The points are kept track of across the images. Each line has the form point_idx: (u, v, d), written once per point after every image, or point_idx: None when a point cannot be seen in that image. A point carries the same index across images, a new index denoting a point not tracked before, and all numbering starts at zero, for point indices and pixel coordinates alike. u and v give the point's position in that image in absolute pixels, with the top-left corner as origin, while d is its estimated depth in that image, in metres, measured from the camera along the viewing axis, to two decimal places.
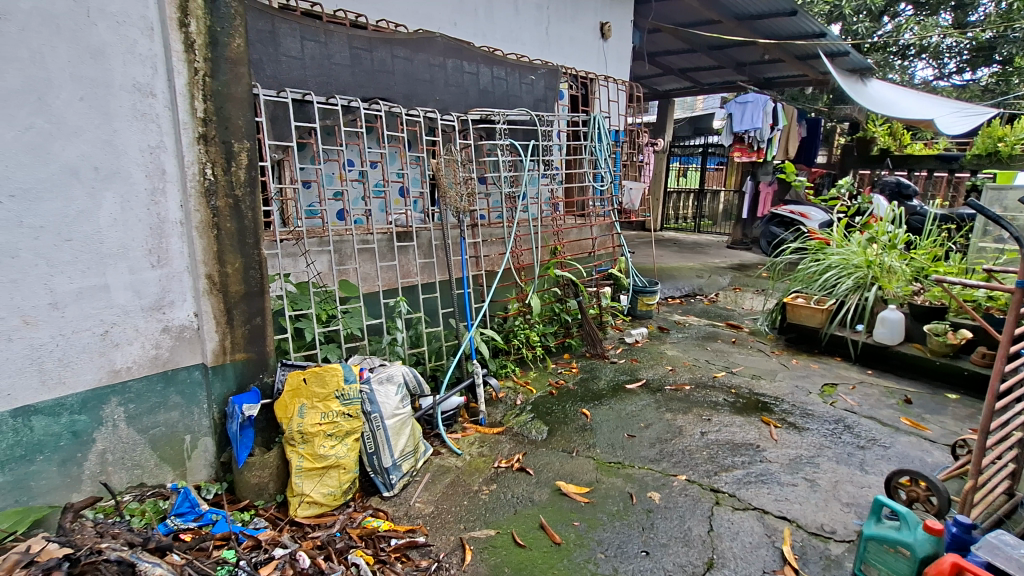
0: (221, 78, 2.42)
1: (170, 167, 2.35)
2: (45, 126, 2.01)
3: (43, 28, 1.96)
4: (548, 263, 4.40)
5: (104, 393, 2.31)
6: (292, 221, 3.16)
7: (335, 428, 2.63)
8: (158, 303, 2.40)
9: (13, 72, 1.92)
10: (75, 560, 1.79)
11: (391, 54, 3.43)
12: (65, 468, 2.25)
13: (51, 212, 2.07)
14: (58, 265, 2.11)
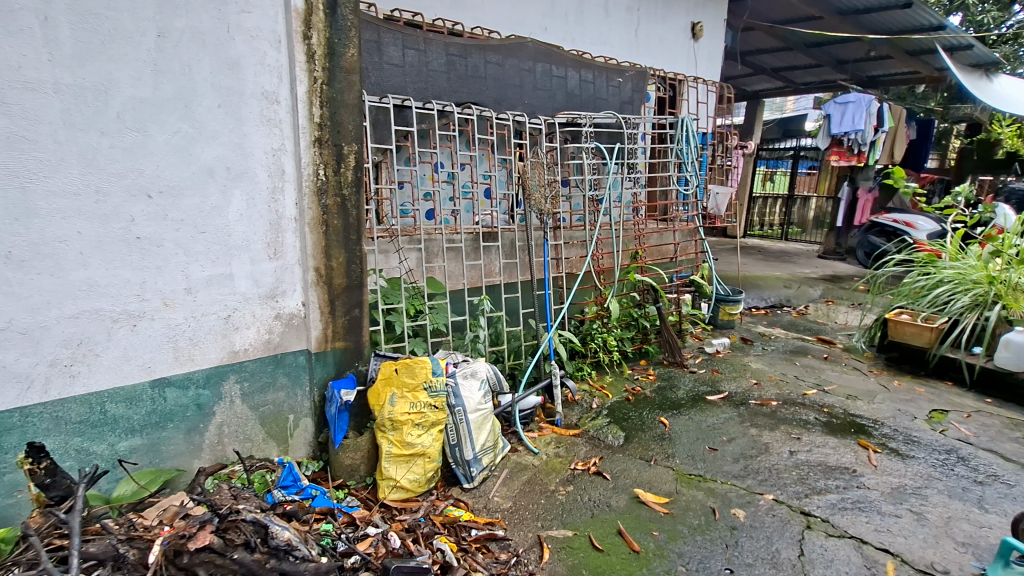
0: (336, 86, 2.60)
1: (289, 168, 2.56)
2: (189, 130, 2.27)
3: (192, 45, 2.22)
4: (629, 268, 4.35)
5: (224, 370, 2.56)
6: (388, 220, 3.35)
7: (422, 418, 2.75)
8: (272, 292, 2.63)
9: (167, 83, 2.19)
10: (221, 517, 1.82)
11: (484, 60, 3.55)
12: (190, 436, 2.51)
13: (190, 208, 2.33)
14: (194, 254, 2.37)
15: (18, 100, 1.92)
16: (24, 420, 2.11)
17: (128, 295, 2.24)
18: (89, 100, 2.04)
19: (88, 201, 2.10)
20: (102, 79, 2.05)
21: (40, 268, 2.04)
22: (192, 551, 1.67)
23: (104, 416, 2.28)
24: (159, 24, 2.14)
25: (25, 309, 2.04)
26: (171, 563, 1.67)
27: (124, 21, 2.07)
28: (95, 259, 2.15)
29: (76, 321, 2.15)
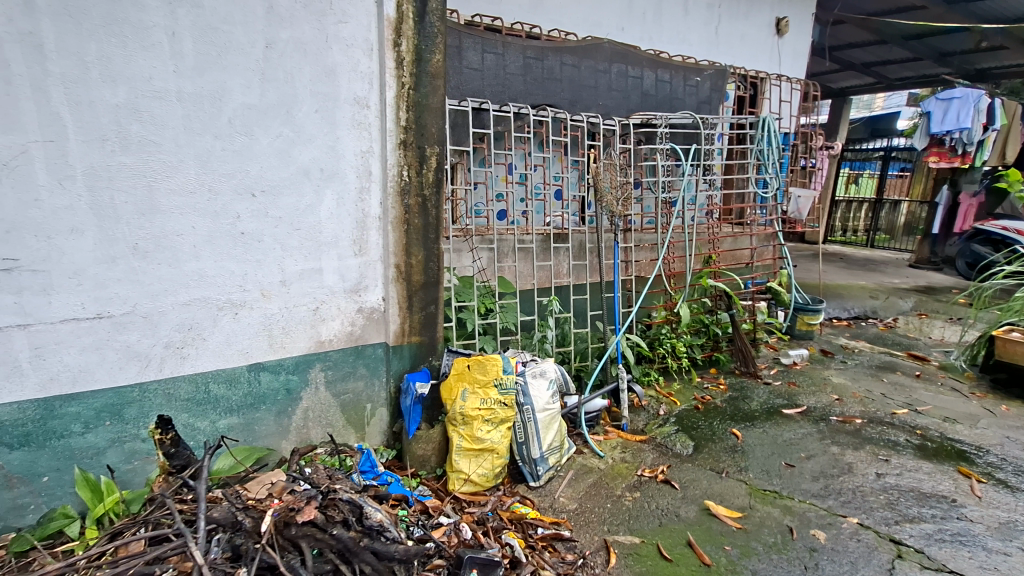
0: (422, 91, 2.71)
1: (375, 169, 2.69)
2: (290, 134, 2.44)
3: (294, 54, 2.38)
4: (702, 273, 4.22)
5: (311, 359, 2.73)
6: (462, 220, 3.44)
7: (492, 414, 2.80)
8: (356, 287, 2.77)
9: (272, 90, 2.37)
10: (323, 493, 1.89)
11: (560, 62, 3.57)
12: (279, 418, 2.70)
13: (288, 206, 2.50)
14: (289, 249, 2.55)
15: (149, 108, 2.14)
16: (142, 394, 2.35)
17: (232, 286, 2.45)
18: (206, 106, 2.24)
19: (201, 199, 2.30)
20: (217, 87, 2.25)
21: (160, 259, 2.27)
22: (299, 524, 1.68)
23: (207, 395, 2.50)
24: (267, 36, 2.31)
25: (146, 295, 2.27)
26: (279, 533, 1.68)
27: (238, 34, 2.25)
28: (205, 252, 2.36)
29: (188, 308, 2.37)
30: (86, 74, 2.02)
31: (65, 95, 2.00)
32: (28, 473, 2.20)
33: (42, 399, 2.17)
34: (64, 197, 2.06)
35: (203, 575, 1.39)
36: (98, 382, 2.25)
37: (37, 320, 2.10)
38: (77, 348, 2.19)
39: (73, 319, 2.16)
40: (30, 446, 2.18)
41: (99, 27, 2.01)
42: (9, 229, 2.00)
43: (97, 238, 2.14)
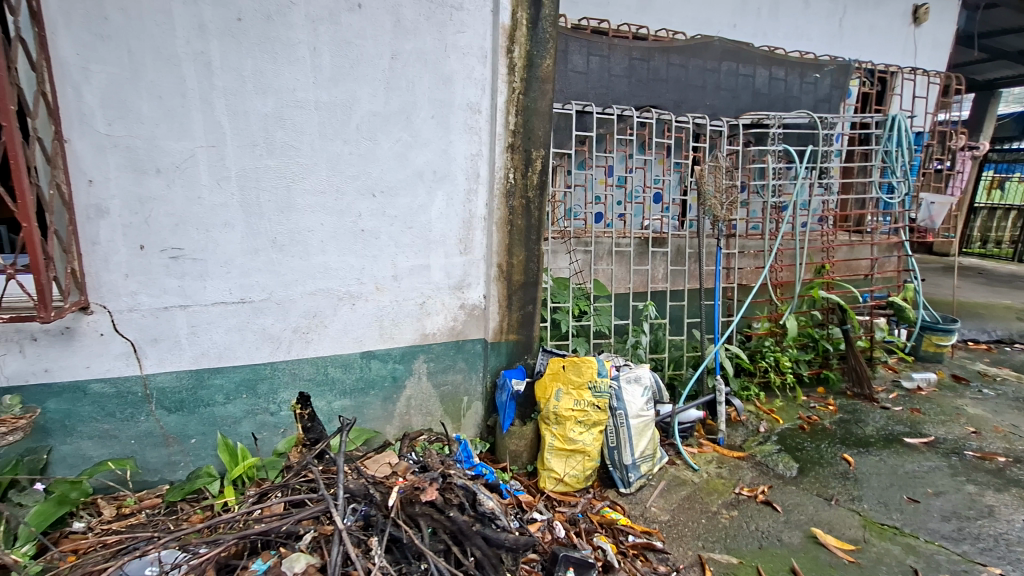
0: (531, 95, 2.76)
1: (483, 172, 2.80)
2: (408, 139, 2.61)
3: (416, 64, 2.54)
4: (813, 283, 3.94)
5: (417, 350, 2.89)
6: (561, 222, 3.48)
7: (585, 416, 2.80)
8: (460, 285, 2.90)
9: (396, 98, 2.54)
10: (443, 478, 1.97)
11: (667, 62, 3.49)
12: (385, 404, 2.89)
13: (403, 206, 2.68)
14: (402, 246, 2.73)
15: (291, 117, 2.39)
16: (273, 372, 2.63)
17: (351, 279, 2.66)
18: (338, 114, 2.46)
19: (330, 199, 2.53)
20: (348, 97, 2.46)
21: (293, 252, 2.52)
22: (422, 503, 1.76)
23: (326, 377, 2.73)
24: (393, 48, 2.49)
25: (281, 284, 2.54)
26: (404, 509, 1.75)
27: (368, 47, 2.45)
28: (331, 247, 2.58)
29: (314, 297, 2.61)
30: (243, 88, 2.30)
31: (226, 106, 2.29)
32: (181, 434, 2.53)
33: (194, 370, 2.49)
34: (220, 196, 2.36)
35: (341, 536, 1.51)
36: (238, 359, 2.55)
37: (195, 302, 2.42)
38: (224, 328, 2.50)
39: (222, 303, 2.46)
40: (183, 410, 2.52)
41: (255, 46, 2.28)
42: (177, 223, 2.32)
43: (244, 232, 2.42)
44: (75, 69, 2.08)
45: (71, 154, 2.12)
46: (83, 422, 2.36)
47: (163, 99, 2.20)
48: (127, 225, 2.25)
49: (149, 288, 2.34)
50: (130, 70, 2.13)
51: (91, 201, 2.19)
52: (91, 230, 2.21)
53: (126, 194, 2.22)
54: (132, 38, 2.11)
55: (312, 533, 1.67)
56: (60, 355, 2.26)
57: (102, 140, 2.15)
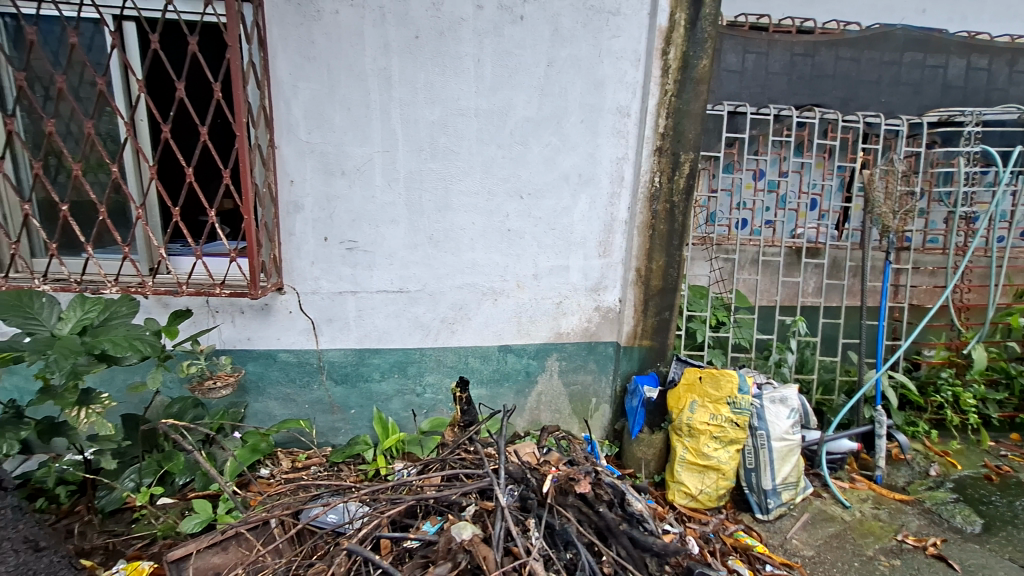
0: (685, 97, 2.69)
1: (629, 175, 2.79)
2: (557, 143, 2.69)
3: (570, 70, 2.62)
4: (1011, 309, 3.33)
5: (550, 348, 2.98)
6: (703, 228, 3.33)
7: (722, 432, 2.66)
8: (597, 287, 2.93)
9: (549, 103, 2.64)
10: (597, 474, 1.99)
11: (835, 57, 3.19)
12: (517, 396, 3.01)
13: (548, 207, 2.77)
14: (543, 247, 2.83)
15: (454, 123, 2.60)
16: (421, 356, 2.88)
17: (495, 275, 2.82)
18: (494, 120, 2.62)
19: (482, 200, 2.71)
20: (505, 104, 2.61)
21: (446, 248, 2.75)
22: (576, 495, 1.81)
23: (466, 366, 2.93)
24: (550, 56, 2.59)
25: (433, 277, 2.77)
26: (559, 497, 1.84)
27: (527, 56, 2.57)
28: (479, 244, 2.77)
29: (461, 291, 2.81)
30: (415, 98, 2.55)
31: (400, 115, 2.56)
32: (344, 404, 2.88)
33: (358, 349, 2.82)
34: (390, 195, 2.64)
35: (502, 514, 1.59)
36: (394, 343, 2.84)
37: (363, 289, 2.74)
38: (384, 313, 2.79)
39: (384, 291, 2.76)
40: (347, 383, 2.86)
41: (428, 60, 2.52)
42: (355, 219, 2.64)
43: (406, 228, 2.69)
44: (287, 87, 2.46)
45: (279, 158, 2.52)
46: (272, 384, 2.79)
47: (351, 110, 2.52)
48: (317, 220, 2.62)
49: (329, 274, 2.70)
50: (327, 86, 2.48)
51: (291, 199, 2.58)
52: (289, 223, 2.61)
53: (317, 193, 2.59)
54: (332, 58, 2.45)
55: (475, 506, 1.70)
56: (260, 327, 2.70)
57: (302, 146, 2.53)
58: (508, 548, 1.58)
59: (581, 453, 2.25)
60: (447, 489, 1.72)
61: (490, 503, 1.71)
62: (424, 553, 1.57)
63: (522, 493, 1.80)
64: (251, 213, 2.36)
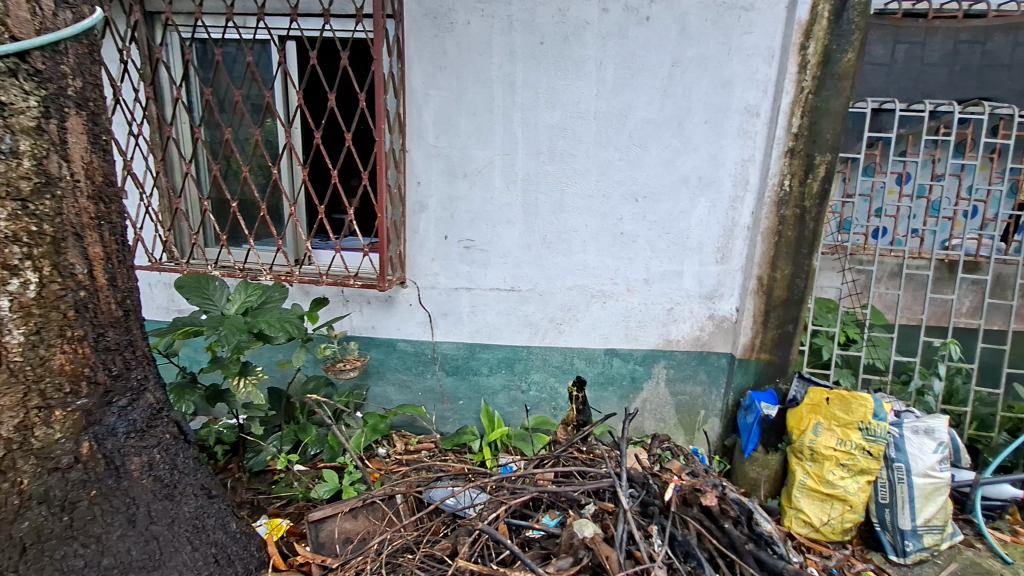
0: (824, 94, 2.50)
1: (754, 178, 2.64)
2: (678, 145, 2.62)
3: (696, 70, 2.54)
4: None
5: (658, 354, 2.90)
6: (834, 236, 3.05)
7: (850, 460, 2.43)
8: (712, 294, 2.80)
9: (671, 104, 2.58)
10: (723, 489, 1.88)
11: (1012, 43, 2.79)
12: (621, 401, 2.98)
13: (664, 211, 2.71)
14: (657, 251, 2.77)
15: (573, 127, 2.63)
16: (528, 354, 2.94)
17: (605, 278, 2.81)
18: (614, 123, 2.61)
19: (596, 202, 2.71)
20: (625, 106, 2.59)
21: (559, 249, 2.79)
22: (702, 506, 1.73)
23: (571, 367, 2.95)
24: (675, 55, 2.53)
25: (544, 277, 2.83)
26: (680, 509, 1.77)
27: (651, 57, 2.54)
28: (591, 246, 2.77)
29: (570, 292, 2.84)
30: (536, 102, 2.62)
31: (521, 119, 2.64)
32: (453, 394, 3.03)
33: (470, 343, 2.95)
34: (507, 197, 2.73)
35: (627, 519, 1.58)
36: (503, 339, 2.93)
37: (478, 285, 2.86)
38: (496, 310, 2.89)
39: (497, 289, 2.86)
40: (457, 374, 3.00)
41: (552, 65, 2.57)
42: (473, 219, 2.77)
43: (521, 229, 2.77)
44: (420, 95, 2.64)
45: (409, 161, 2.71)
46: (391, 370, 3.01)
47: (476, 115, 2.64)
48: (439, 219, 2.78)
49: (447, 270, 2.85)
50: (456, 93, 2.62)
51: (417, 199, 2.76)
52: (415, 222, 2.79)
53: (441, 194, 2.75)
54: (461, 67, 2.59)
55: (593, 505, 1.71)
56: (383, 317, 2.92)
57: (430, 149, 2.70)
58: (630, 552, 1.58)
59: (701, 464, 2.16)
60: (567, 485, 1.75)
61: (610, 504, 1.71)
62: (546, 545, 1.62)
63: (644, 499, 1.76)
64: (384, 212, 2.57)
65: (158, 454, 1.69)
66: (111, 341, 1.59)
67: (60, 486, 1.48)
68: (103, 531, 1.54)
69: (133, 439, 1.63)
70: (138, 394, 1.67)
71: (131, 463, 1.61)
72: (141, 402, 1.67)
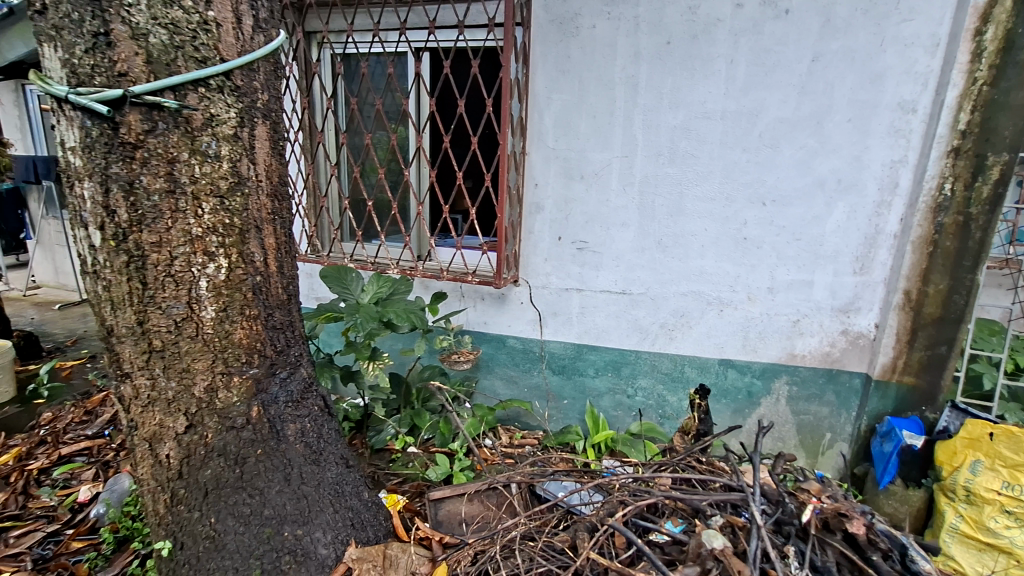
0: (1002, 85, 2.19)
1: (905, 181, 2.38)
2: (815, 145, 2.44)
3: (841, 64, 2.35)
4: None
5: (780, 369, 2.72)
6: (1002, 248, 2.64)
7: (1020, 509, 2.06)
8: (847, 307, 2.57)
9: (809, 102, 2.41)
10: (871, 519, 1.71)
11: None
12: (734, 415, 2.83)
13: (795, 216, 2.53)
14: (784, 259, 2.59)
15: (697, 127, 2.55)
16: (636, 359, 2.90)
17: (724, 285, 2.69)
18: (743, 123, 2.50)
19: (718, 205, 2.61)
20: (756, 105, 2.47)
21: (675, 253, 2.71)
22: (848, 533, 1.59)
23: (681, 375, 2.86)
24: (817, 49, 2.36)
25: (657, 282, 2.77)
26: (820, 535, 1.64)
27: (788, 52, 2.39)
28: (710, 252, 2.67)
29: (685, 298, 2.75)
30: (659, 103, 2.57)
31: (643, 121, 2.61)
32: (558, 393, 3.07)
33: (577, 344, 2.97)
34: (623, 199, 2.72)
35: (762, 537, 1.49)
36: (611, 342, 2.91)
37: (588, 287, 2.87)
38: (605, 313, 2.88)
39: (608, 291, 2.85)
40: (563, 374, 3.03)
41: (678, 65, 2.51)
42: (588, 220, 2.79)
43: (636, 231, 2.73)
44: (543, 99, 2.70)
45: (528, 163, 2.79)
46: (499, 365, 3.12)
47: (596, 117, 2.66)
48: (554, 220, 2.83)
49: (559, 271, 2.89)
50: (577, 96, 2.66)
51: (534, 200, 2.83)
52: (530, 222, 2.87)
53: (557, 195, 2.79)
54: (585, 70, 2.62)
55: (722, 517, 1.63)
56: (495, 313, 3.04)
57: (549, 152, 2.76)
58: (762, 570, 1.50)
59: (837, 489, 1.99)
60: (692, 493, 1.70)
61: (740, 519, 1.63)
62: (673, 552, 1.57)
63: (779, 517, 1.67)
64: (503, 213, 2.68)
65: (308, 422, 1.89)
66: (277, 320, 1.82)
67: (235, 442, 1.72)
68: (265, 485, 1.75)
69: (291, 407, 1.85)
70: (294, 369, 1.89)
71: (288, 428, 1.83)
72: (297, 375, 1.89)
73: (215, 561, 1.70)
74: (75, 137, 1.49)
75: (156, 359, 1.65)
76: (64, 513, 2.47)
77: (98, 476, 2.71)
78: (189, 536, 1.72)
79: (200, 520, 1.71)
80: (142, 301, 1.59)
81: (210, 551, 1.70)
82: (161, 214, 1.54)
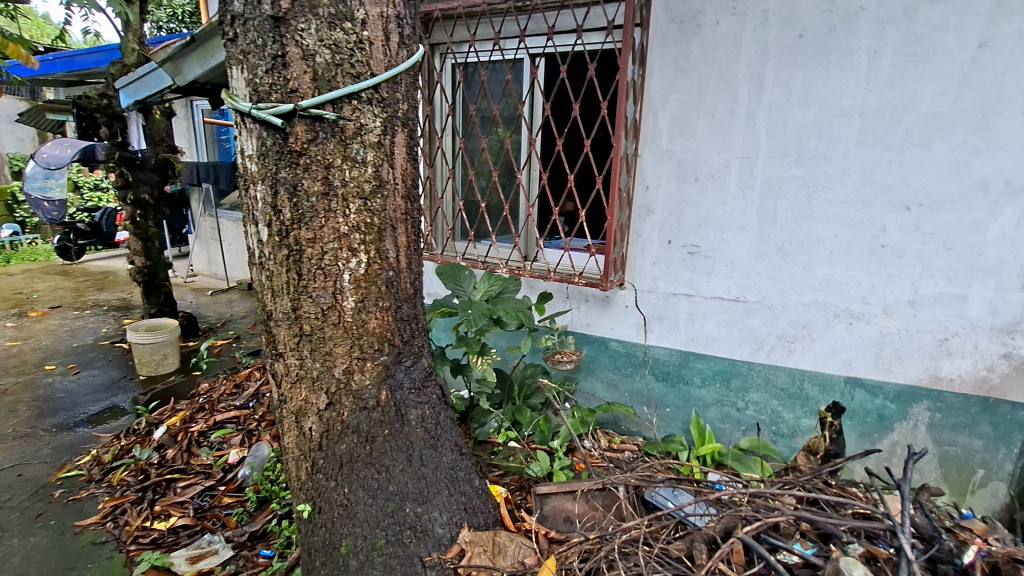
0: None
1: None
2: (976, 143, 2.17)
3: (1015, 49, 2.06)
4: None
5: (920, 394, 2.44)
6: None
7: None
8: (1010, 327, 2.25)
9: (971, 94, 2.14)
10: None
11: None
12: (861, 439, 2.59)
13: (947, 222, 2.26)
14: (931, 270, 2.32)
15: (831, 125, 2.37)
16: (749, 371, 2.75)
17: (855, 296, 2.47)
18: (887, 119, 2.28)
19: (852, 210, 2.40)
20: (905, 99, 2.24)
21: (798, 260, 2.54)
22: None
23: (800, 391, 2.67)
24: (984, 34, 2.09)
25: (777, 290, 2.61)
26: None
27: (948, 39, 2.14)
28: (839, 260, 2.46)
29: (808, 308, 2.56)
30: (788, 101, 2.42)
31: (767, 119, 2.47)
32: (660, 400, 3.00)
33: (684, 351, 2.88)
34: (741, 202, 2.59)
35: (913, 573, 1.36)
36: (721, 352, 2.79)
37: (698, 293, 2.77)
38: (716, 321, 2.77)
39: (720, 298, 2.73)
40: (667, 381, 2.96)
41: (811, 59, 2.35)
42: (701, 224, 2.69)
43: (754, 236, 2.60)
44: (658, 99, 2.66)
45: (640, 165, 2.76)
46: (601, 367, 3.11)
47: (715, 117, 2.56)
48: (665, 224, 2.77)
49: (667, 275, 2.82)
50: (696, 96, 2.58)
51: (644, 203, 2.79)
52: (639, 225, 2.83)
53: (669, 198, 2.73)
54: (705, 69, 2.54)
55: (863, 547, 1.52)
56: (599, 315, 3.03)
57: (662, 154, 2.70)
58: None
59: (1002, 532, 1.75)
60: (826, 516, 1.60)
61: (885, 551, 1.50)
62: None
63: (932, 555, 1.51)
64: (613, 215, 2.67)
65: (428, 409, 2.03)
66: (405, 313, 1.96)
67: (367, 422, 1.89)
68: (390, 463, 1.91)
69: (413, 393, 2.00)
70: (417, 358, 2.03)
71: (411, 412, 1.97)
72: (419, 364, 2.03)
73: (347, 527, 1.88)
74: (252, 146, 1.73)
75: (305, 342, 1.85)
76: (218, 471, 2.86)
77: (244, 441, 3.10)
78: (326, 502, 1.92)
79: (335, 488, 1.91)
80: (297, 290, 1.80)
81: (343, 517, 1.89)
82: (317, 214, 1.74)
